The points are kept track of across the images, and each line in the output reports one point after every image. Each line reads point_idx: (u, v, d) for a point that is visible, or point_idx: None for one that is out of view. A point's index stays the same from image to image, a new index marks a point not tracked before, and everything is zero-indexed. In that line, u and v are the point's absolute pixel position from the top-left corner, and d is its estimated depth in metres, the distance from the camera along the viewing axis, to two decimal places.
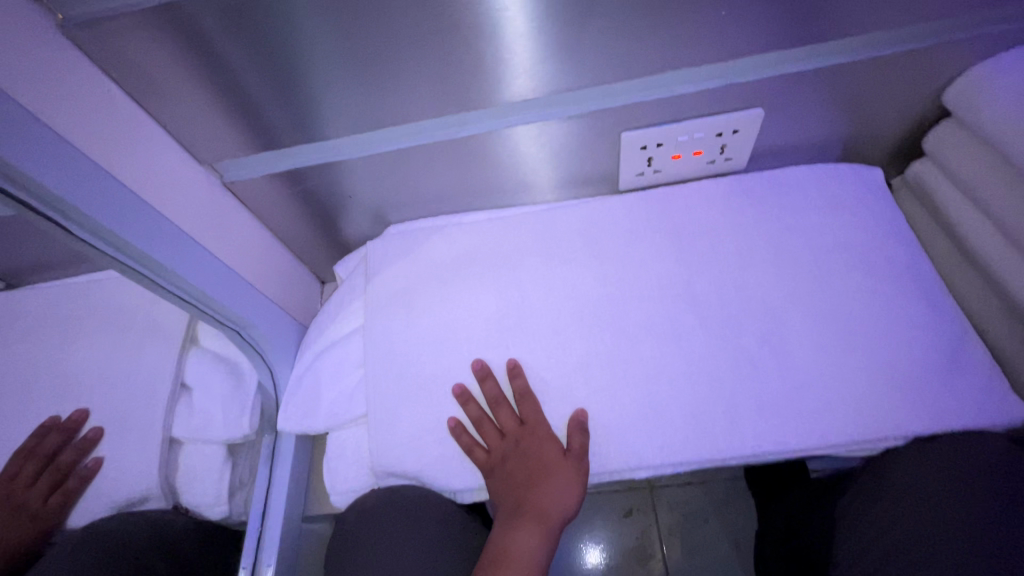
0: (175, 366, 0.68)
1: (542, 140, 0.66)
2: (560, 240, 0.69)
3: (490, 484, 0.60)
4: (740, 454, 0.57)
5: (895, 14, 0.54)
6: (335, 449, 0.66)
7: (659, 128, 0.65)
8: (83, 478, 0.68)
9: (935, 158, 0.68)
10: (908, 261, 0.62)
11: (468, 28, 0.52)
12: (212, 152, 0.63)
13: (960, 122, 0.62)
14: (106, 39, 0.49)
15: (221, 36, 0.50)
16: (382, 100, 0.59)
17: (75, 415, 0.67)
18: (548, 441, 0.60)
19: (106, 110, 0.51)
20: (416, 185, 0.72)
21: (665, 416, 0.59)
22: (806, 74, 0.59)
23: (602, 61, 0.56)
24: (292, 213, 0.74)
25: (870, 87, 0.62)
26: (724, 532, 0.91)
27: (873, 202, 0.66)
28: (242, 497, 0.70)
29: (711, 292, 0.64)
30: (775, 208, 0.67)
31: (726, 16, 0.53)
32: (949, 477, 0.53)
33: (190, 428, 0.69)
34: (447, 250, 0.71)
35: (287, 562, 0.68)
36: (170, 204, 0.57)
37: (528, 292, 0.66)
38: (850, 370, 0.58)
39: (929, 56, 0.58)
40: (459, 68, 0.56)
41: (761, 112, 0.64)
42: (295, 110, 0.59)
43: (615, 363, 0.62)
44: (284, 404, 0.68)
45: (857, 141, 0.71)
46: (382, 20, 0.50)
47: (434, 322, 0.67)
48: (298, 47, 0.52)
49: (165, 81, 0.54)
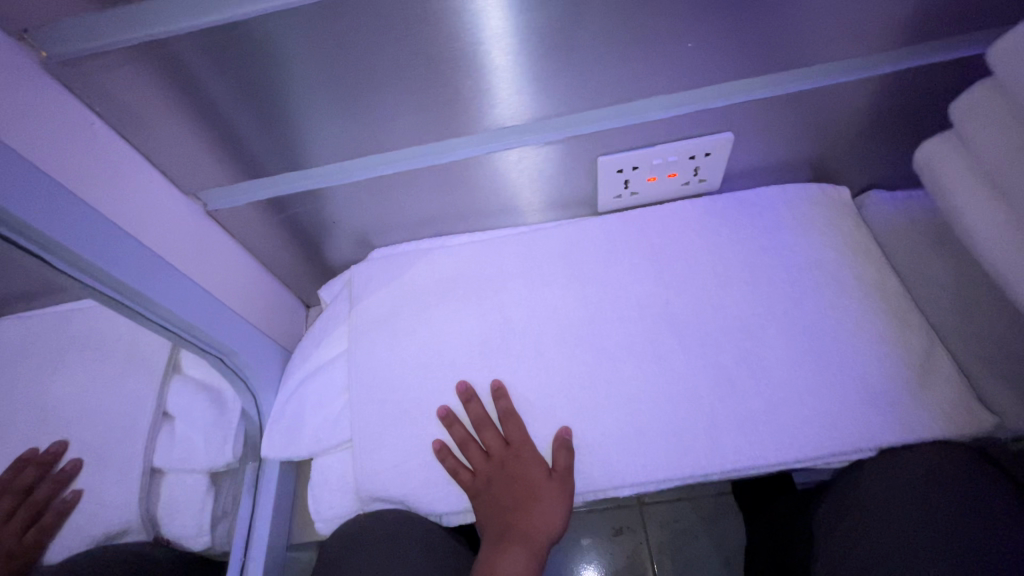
0: (156, 395, 0.68)
1: (521, 166, 0.68)
2: (542, 261, 0.71)
3: (478, 507, 0.60)
4: (720, 470, 0.58)
5: (850, 46, 0.57)
6: (319, 475, 0.66)
7: (634, 153, 0.67)
8: (60, 513, 0.63)
9: (966, 131, 0.57)
10: (875, 277, 0.65)
11: (446, 62, 0.54)
12: (196, 182, 0.64)
13: (1007, 83, 0.51)
14: (91, 75, 0.50)
15: (203, 70, 0.51)
16: (363, 130, 0.60)
17: (52, 447, 0.63)
18: (533, 463, 0.60)
19: (89, 144, 0.52)
20: (398, 210, 0.73)
21: (646, 434, 0.60)
22: (770, 101, 0.62)
23: (576, 90, 0.59)
24: (276, 238, 0.75)
25: (832, 113, 0.65)
26: (713, 549, 0.92)
27: (841, 220, 0.69)
28: (224, 527, 0.71)
29: (689, 311, 0.65)
30: (747, 227, 0.69)
31: (693, 48, 0.56)
32: (914, 485, 0.55)
33: (171, 457, 0.69)
34: (430, 274, 0.72)
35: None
36: (152, 234, 0.57)
37: (511, 314, 0.68)
38: (823, 384, 0.60)
39: (884, 84, 0.62)
40: (438, 99, 0.58)
41: (731, 136, 0.66)
42: (278, 141, 0.60)
43: (597, 382, 0.63)
44: (268, 430, 0.68)
45: (823, 162, 0.75)
46: (362, 56, 0.52)
47: (419, 345, 0.67)
48: (281, 80, 0.53)
49: (150, 113, 0.55)
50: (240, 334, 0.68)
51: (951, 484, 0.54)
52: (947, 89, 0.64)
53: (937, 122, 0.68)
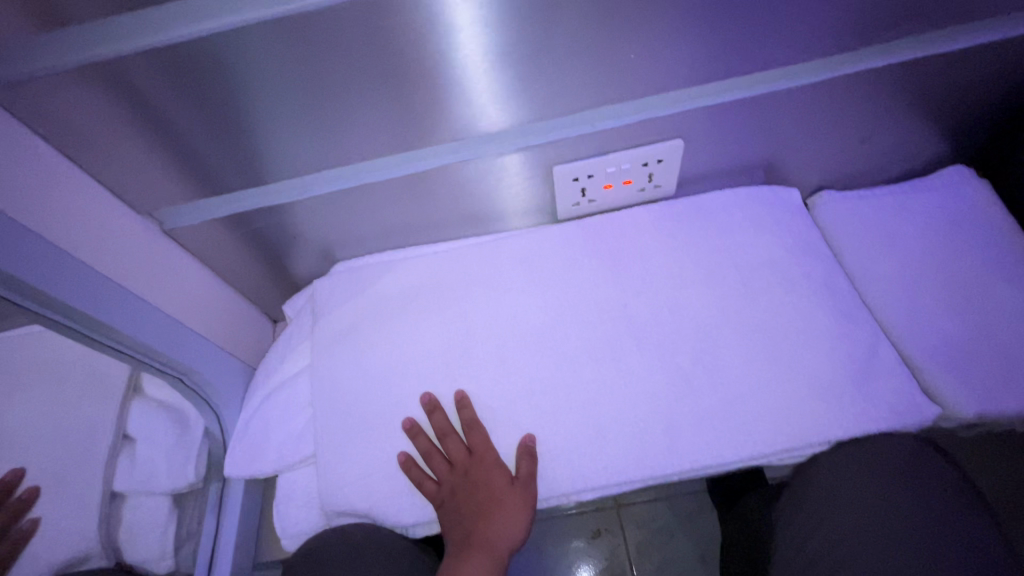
0: (116, 417, 0.67)
1: (480, 176, 0.69)
2: (503, 269, 0.72)
3: (443, 517, 0.60)
4: (680, 469, 0.59)
5: (786, 53, 0.60)
6: (285, 490, 0.66)
7: (588, 161, 0.69)
8: (15, 545, 0.58)
9: None
10: (824, 275, 0.67)
11: (397, 77, 0.55)
12: (151, 201, 0.63)
13: None
14: (32, 98, 0.49)
15: (151, 90, 0.51)
16: (320, 145, 0.61)
17: (7, 476, 0.57)
18: (496, 470, 0.60)
19: (34, 166, 0.51)
20: (360, 222, 0.74)
21: (609, 436, 0.61)
22: (716, 108, 0.65)
23: (527, 100, 0.60)
24: (237, 255, 0.75)
25: (776, 118, 0.67)
26: (690, 546, 0.93)
27: (790, 221, 0.71)
28: (188, 547, 0.72)
29: (647, 314, 0.66)
30: (702, 231, 0.71)
31: (637, 58, 0.57)
32: (867, 477, 0.56)
33: (133, 479, 0.68)
34: (394, 286, 0.73)
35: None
36: (105, 255, 0.57)
37: (474, 322, 0.68)
38: (776, 381, 0.61)
39: (824, 90, 0.64)
40: (391, 113, 0.58)
41: (681, 142, 0.68)
42: (232, 158, 0.60)
43: (558, 387, 0.63)
44: (231, 448, 0.67)
45: (773, 165, 0.77)
46: (311, 73, 0.52)
47: (383, 357, 0.68)
48: (231, 98, 0.53)
49: (98, 134, 0.54)
50: (200, 352, 0.68)
51: (899, 476, 0.56)
52: (884, 92, 0.66)
53: (878, 124, 0.71)
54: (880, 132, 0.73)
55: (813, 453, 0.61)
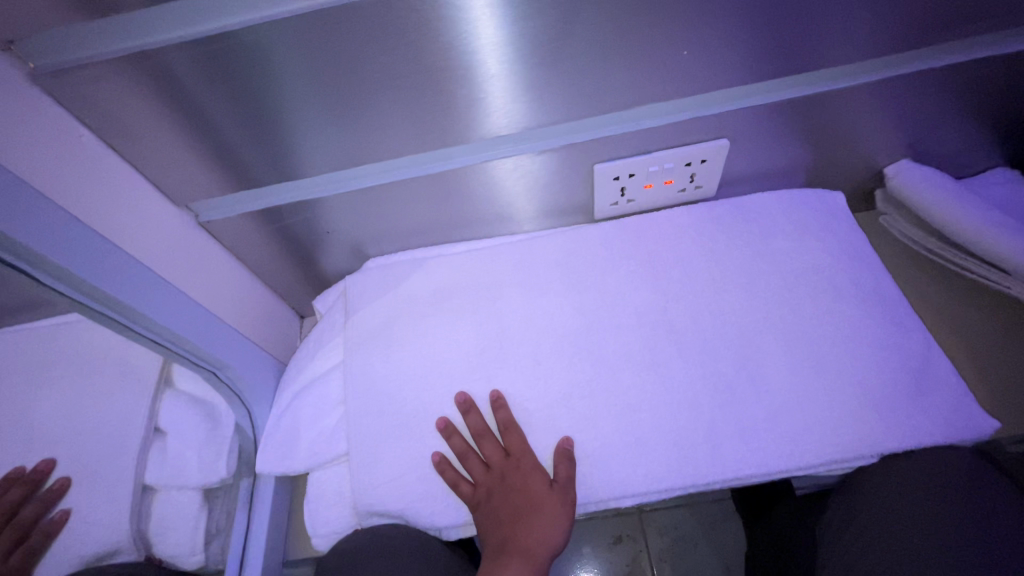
0: (147, 410, 0.65)
1: (519, 173, 0.67)
2: (539, 270, 0.70)
3: (478, 520, 0.59)
4: (722, 478, 0.57)
5: (843, 52, 0.58)
6: (316, 489, 0.65)
7: (629, 160, 0.67)
8: (47, 534, 0.61)
9: None
10: (872, 281, 0.65)
11: (443, 71, 0.53)
12: (189, 193, 0.63)
13: None
14: (79, 87, 0.49)
15: (196, 81, 0.51)
16: (360, 140, 0.60)
17: (39, 465, 0.61)
18: (534, 473, 0.59)
19: (77, 156, 0.51)
20: (394, 219, 0.73)
21: (648, 443, 0.59)
22: (765, 108, 0.63)
23: (573, 96, 0.59)
24: (270, 249, 0.74)
25: (826, 119, 0.65)
26: (715, 556, 0.91)
27: (836, 225, 0.69)
28: (218, 544, 0.70)
29: (687, 318, 0.65)
30: (744, 234, 0.69)
31: (689, 55, 0.56)
32: (918, 488, 0.55)
33: (163, 474, 0.67)
34: (427, 283, 0.72)
35: None
36: (143, 246, 0.56)
37: (509, 323, 0.67)
38: (823, 390, 0.59)
39: (879, 92, 0.62)
40: (433, 108, 0.57)
41: (726, 143, 0.66)
42: (271, 152, 0.60)
43: (596, 392, 0.62)
44: (263, 444, 0.67)
45: (817, 169, 0.75)
46: (357, 67, 0.52)
47: (416, 356, 0.67)
48: (276, 90, 0.53)
49: (140, 125, 0.54)
50: (233, 347, 0.67)
51: (952, 489, 0.54)
52: (940, 95, 0.64)
53: (930, 128, 0.69)
54: (932, 137, 0.70)
55: (860, 466, 0.59)
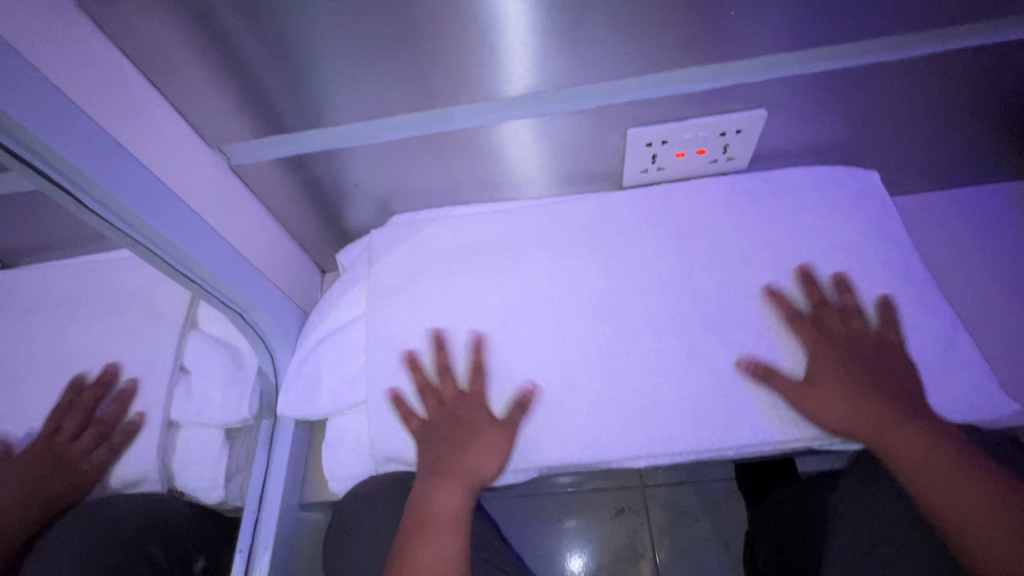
0: (174, 348, 0.70)
1: (548, 134, 0.66)
2: (562, 233, 0.70)
3: (423, 447, 0.62)
4: (738, 445, 0.58)
5: (898, 20, 0.55)
6: (335, 435, 0.67)
7: (664, 126, 0.66)
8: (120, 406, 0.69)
9: None
10: (901, 262, 0.64)
11: (482, 19, 0.52)
12: (222, 135, 0.63)
13: None
14: (121, 16, 0.49)
15: (234, 21, 0.51)
16: (393, 89, 0.59)
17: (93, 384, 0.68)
18: (478, 409, 0.62)
19: (119, 86, 0.51)
20: (421, 175, 0.72)
21: (665, 407, 0.60)
22: (808, 79, 0.61)
23: (613, 55, 0.57)
24: (298, 199, 0.74)
25: (872, 92, 0.63)
26: (712, 532, 0.92)
27: (870, 204, 0.68)
28: (237, 483, 0.72)
29: (711, 288, 0.65)
30: (774, 208, 0.68)
31: (737, 16, 0.54)
32: None
33: (188, 411, 0.69)
34: (451, 240, 0.72)
35: (284, 535, 0.73)
36: (176, 183, 0.57)
37: (531, 283, 0.67)
38: None
39: (931, 67, 0.60)
40: (469, 59, 0.56)
41: (763, 113, 0.65)
42: (305, 99, 0.59)
43: (615, 354, 0.62)
44: (284, 387, 0.68)
45: (854, 146, 0.73)
46: (395, 9, 0.50)
47: (438, 311, 0.67)
48: (313, 34, 0.52)
49: (178, 60, 0.54)
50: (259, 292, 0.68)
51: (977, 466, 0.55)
52: (993, 75, 0.61)
53: (978, 110, 0.66)
54: (980, 118, 0.68)
55: None
